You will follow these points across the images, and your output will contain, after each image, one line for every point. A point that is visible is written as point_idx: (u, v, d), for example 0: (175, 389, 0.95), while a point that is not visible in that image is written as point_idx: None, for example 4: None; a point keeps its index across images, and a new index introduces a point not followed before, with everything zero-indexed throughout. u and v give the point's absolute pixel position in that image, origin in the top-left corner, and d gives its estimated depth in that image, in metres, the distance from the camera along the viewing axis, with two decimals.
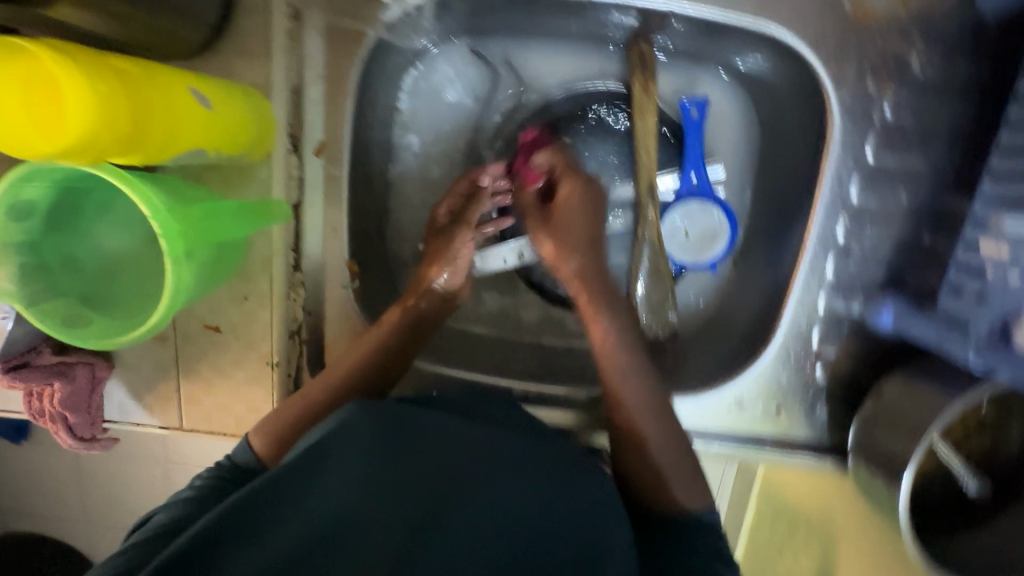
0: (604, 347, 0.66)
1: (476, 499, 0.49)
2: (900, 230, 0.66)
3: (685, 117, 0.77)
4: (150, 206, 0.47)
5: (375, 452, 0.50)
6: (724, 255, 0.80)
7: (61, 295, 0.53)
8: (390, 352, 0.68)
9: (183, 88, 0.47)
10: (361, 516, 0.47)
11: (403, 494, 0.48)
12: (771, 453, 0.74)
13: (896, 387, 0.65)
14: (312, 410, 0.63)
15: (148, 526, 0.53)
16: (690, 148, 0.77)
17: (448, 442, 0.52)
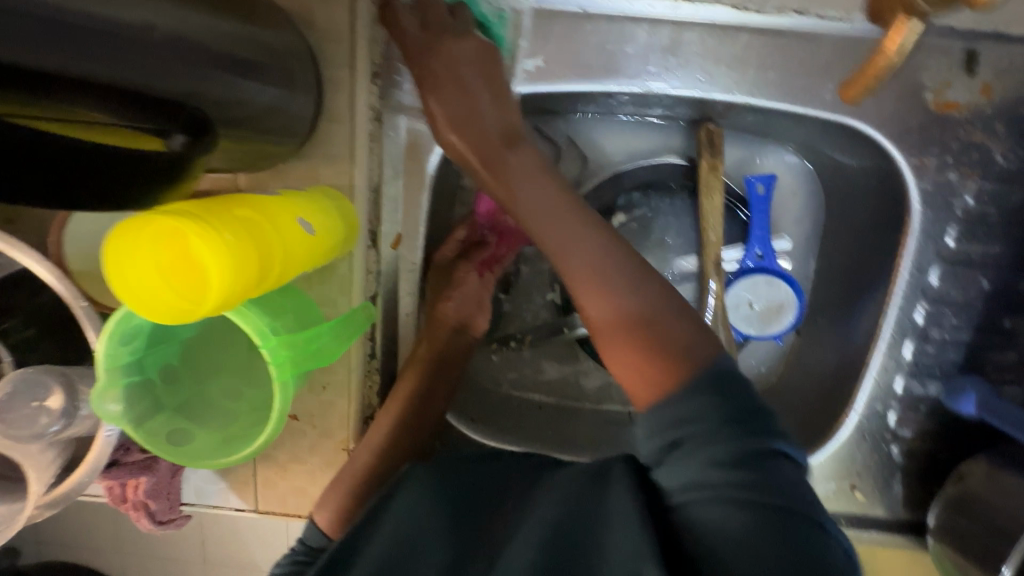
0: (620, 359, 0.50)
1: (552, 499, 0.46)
2: (980, 314, 0.65)
3: (751, 193, 0.76)
4: (260, 336, 0.48)
5: (443, 514, 0.48)
6: (789, 328, 0.79)
7: (161, 410, 0.54)
8: (430, 392, 0.71)
9: (291, 222, 0.49)
10: (426, 542, 0.47)
11: (472, 518, 0.48)
12: (845, 530, 0.74)
13: (980, 474, 0.65)
14: (360, 478, 0.66)
15: None
16: (755, 223, 0.76)
17: (508, 470, 0.53)
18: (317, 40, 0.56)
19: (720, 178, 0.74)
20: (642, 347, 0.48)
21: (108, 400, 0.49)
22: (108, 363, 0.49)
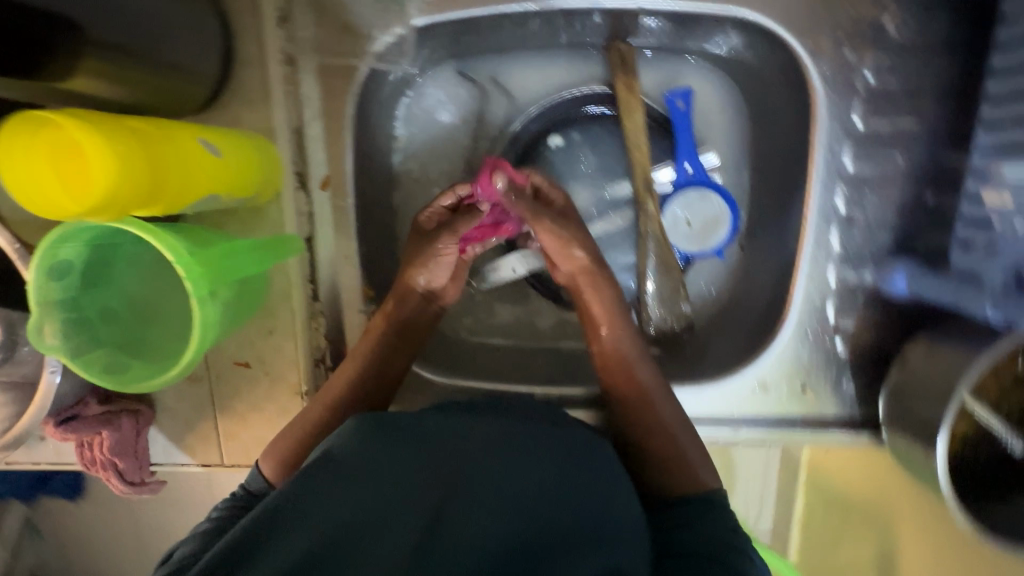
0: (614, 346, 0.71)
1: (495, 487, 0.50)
2: (899, 192, 0.66)
3: (672, 111, 0.78)
4: (172, 253, 0.50)
5: (376, 469, 0.50)
6: (728, 240, 0.81)
7: (100, 345, 0.57)
8: (387, 347, 0.72)
9: (193, 140, 0.51)
10: (374, 509, 0.48)
11: (421, 487, 0.49)
12: (803, 433, 0.73)
13: (921, 351, 0.64)
14: (310, 433, 0.67)
15: (171, 561, 0.55)
16: (680, 140, 0.78)
17: (458, 433, 0.53)
18: None
19: (638, 96, 0.76)
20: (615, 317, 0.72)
21: (45, 332, 0.53)
22: (39, 297, 0.52)
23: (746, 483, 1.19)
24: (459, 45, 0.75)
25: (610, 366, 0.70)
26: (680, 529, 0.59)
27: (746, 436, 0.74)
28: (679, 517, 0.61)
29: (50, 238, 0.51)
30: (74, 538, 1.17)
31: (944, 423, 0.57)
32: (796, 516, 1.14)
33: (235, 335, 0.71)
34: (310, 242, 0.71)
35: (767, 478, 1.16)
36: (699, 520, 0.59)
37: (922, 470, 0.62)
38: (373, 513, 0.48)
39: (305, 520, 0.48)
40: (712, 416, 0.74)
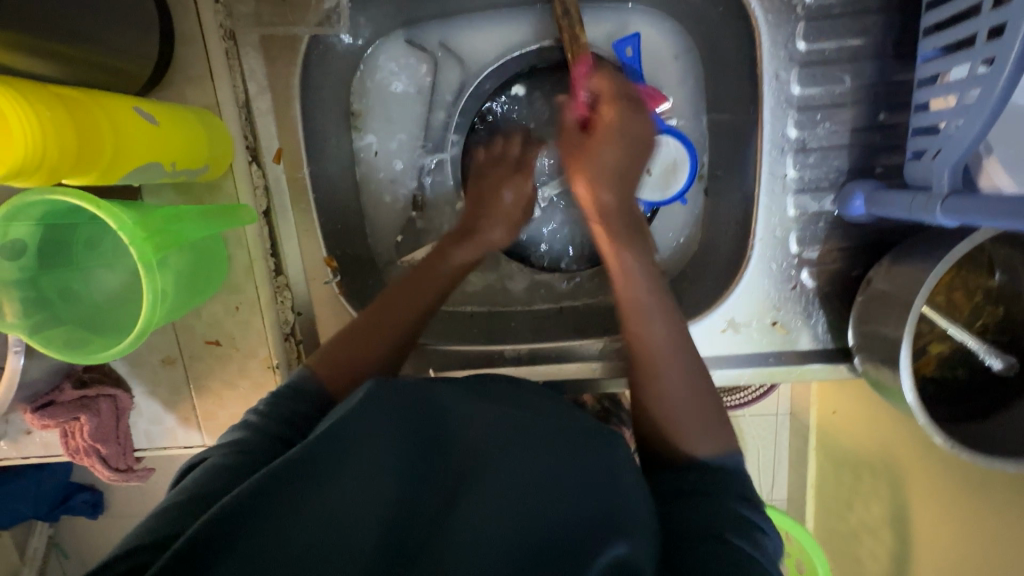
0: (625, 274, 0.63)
1: (521, 466, 0.44)
2: (853, 113, 0.65)
3: (621, 60, 0.78)
4: (115, 219, 0.50)
5: (396, 445, 0.44)
6: (689, 184, 0.80)
7: (60, 323, 0.58)
8: (417, 296, 0.68)
9: (126, 107, 0.52)
10: (391, 484, 0.42)
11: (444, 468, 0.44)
12: (778, 368, 0.72)
13: (883, 273, 0.65)
14: (364, 342, 0.63)
15: (177, 487, 0.46)
16: (630, 86, 0.78)
17: (472, 417, 0.48)
18: None
19: (585, 47, 0.76)
20: (638, 265, 0.64)
21: (6, 311, 0.55)
22: None
23: (761, 450, 1.28)
24: (404, 10, 0.75)
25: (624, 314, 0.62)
26: (675, 509, 0.48)
27: (721, 376, 0.73)
28: (688, 479, 0.50)
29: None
30: (77, 545, 1.18)
31: (904, 338, 0.58)
32: (810, 477, 1.20)
33: (203, 312, 0.71)
34: (268, 216, 0.72)
35: (777, 439, 1.27)
36: (703, 496, 0.48)
37: (895, 388, 0.61)
38: (395, 491, 0.42)
39: (319, 492, 0.41)
40: None
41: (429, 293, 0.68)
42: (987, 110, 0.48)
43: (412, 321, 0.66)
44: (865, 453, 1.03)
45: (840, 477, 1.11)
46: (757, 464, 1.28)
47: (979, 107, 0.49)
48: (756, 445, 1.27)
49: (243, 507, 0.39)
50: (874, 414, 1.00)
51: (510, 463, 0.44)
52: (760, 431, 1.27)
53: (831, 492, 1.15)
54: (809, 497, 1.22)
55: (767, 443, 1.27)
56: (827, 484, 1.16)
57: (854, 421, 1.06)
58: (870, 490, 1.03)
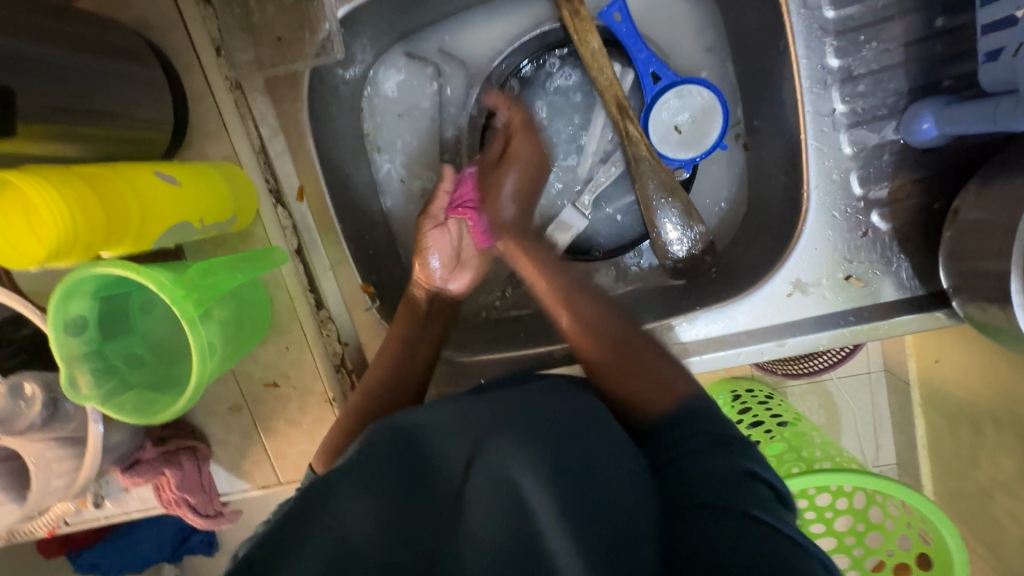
0: (566, 292, 0.68)
1: (502, 473, 0.42)
2: (903, 25, 0.57)
3: (612, 28, 0.73)
4: (156, 280, 0.52)
5: (395, 467, 0.44)
6: (726, 130, 0.74)
7: (129, 389, 0.61)
8: (400, 365, 0.68)
9: (148, 173, 0.54)
10: (402, 499, 0.43)
11: (428, 491, 0.43)
12: (862, 327, 0.64)
13: (972, 199, 0.56)
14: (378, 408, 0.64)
15: None
16: (632, 50, 0.73)
17: (452, 429, 0.46)
18: (158, 34, 0.63)
19: (587, 18, 0.71)
20: (601, 311, 0.66)
21: (80, 383, 0.58)
22: (65, 353, 0.57)
23: (859, 419, 1.17)
24: (398, 27, 0.75)
25: (563, 307, 0.67)
26: (674, 467, 0.48)
27: (796, 345, 0.66)
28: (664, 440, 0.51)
29: (56, 296, 0.55)
30: None
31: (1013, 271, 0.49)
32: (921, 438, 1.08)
33: (259, 357, 0.73)
34: (302, 254, 0.73)
35: (876, 402, 1.16)
36: (698, 443, 0.49)
37: (1009, 327, 0.52)
38: (391, 520, 0.42)
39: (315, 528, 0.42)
40: (753, 332, 0.67)
41: (416, 361, 0.69)
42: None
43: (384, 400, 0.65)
44: (983, 403, 0.91)
45: (953, 433, 1.00)
46: (855, 429, 1.17)
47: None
48: (852, 410, 1.17)
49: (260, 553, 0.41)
50: (993, 364, 0.88)
51: (484, 466, 0.42)
52: (855, 393, 1.17)
53: (945, 450, 1.03)
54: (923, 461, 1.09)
55: (867, 410, 1.17)
56: (942, 447, 1.04)
57: (965, 373, 0.94)
58: (994, 447, 0.90)
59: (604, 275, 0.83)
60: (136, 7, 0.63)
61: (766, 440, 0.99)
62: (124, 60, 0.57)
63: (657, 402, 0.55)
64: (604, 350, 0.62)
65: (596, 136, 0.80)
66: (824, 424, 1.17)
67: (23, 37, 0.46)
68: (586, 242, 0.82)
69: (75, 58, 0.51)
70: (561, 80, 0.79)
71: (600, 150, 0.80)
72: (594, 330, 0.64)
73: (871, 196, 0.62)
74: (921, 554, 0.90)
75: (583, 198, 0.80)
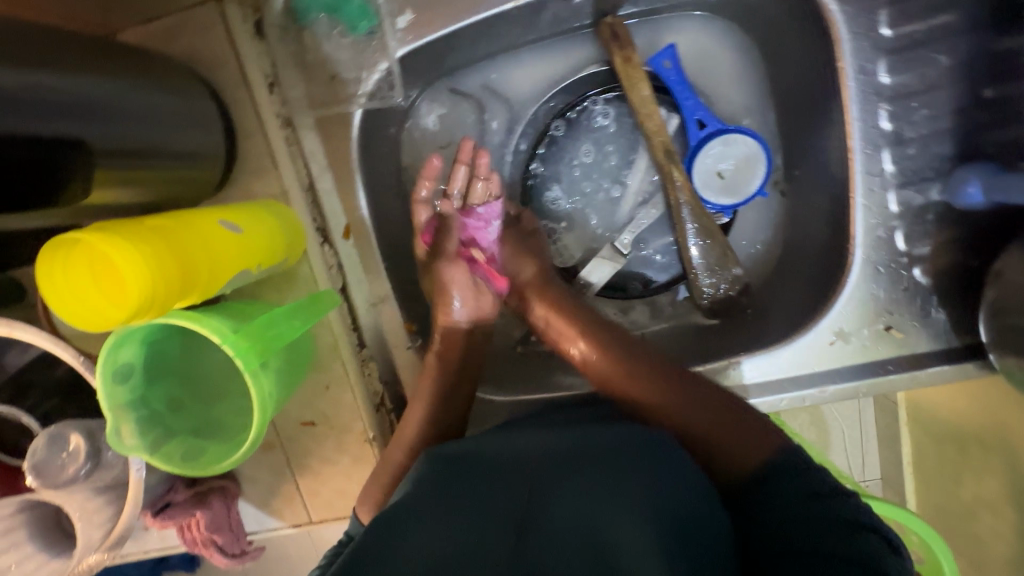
0: (616, 362, 0.67)
1: (570, 494, 0.47)
2: (953, 94, 0.59)
3: (661, 74, 0.74)
4: (220, 333, 0.50)
5: (457, 501, 0.48)
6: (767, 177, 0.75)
7: (176, 436, 0.59)
8: (442, 407, 0.68)
9: (213, 221, 0.52)
10: (466, 522, 0.45)
11: (497, 519, 0.46)
12: (899, 376, 0.67)
13: (1014, 262, 0.58)
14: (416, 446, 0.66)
15: None
16: (680, 96, 0.74)
17: (514, 461, 0.53)
18: (208, 69, 0.61)
19: (638, 66, 0.72)
20: (637, 351, 0.68)
21: (124, 433, 0.55)
22: (110, 403, 0.54)
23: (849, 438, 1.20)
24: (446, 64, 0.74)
25: (613, 380, 0.66)
26: (765, 510, 0.51)
27: (836, 392, 0.68)
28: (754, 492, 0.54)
29: (107, 345, 0.53)
30: None
31: None
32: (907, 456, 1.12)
33: (297, 396, 0.72)
34: (345, 292, 0.71)
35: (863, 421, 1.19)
36: (777, 486, 0.52)
37: None
38: (460, 541, 0.43)
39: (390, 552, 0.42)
40: (793, 378, 0.69)
41: (457, 401, 0.69)
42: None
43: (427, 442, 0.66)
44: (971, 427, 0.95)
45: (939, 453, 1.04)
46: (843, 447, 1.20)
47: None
48: (841, 427, 1.19)
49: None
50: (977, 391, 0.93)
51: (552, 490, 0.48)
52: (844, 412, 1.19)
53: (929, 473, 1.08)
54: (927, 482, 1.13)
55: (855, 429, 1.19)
56: None
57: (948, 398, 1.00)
58: (981, 469, 0.95)
59: (638, 312, 0.84)
60: (186, 40, 0.61)
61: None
62: (183, 99, 0.55)
63: (746, 461, 0.56)
64: (670, 416, 0.62)
65: (637, 178, 0.81)
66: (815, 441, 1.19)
67: (88, 79, 0.43)
68: (625, 281, 0.83)
69: (143, 104, 0.49)
70: (602, 118, 0.79)
71: (640, 192, 0.81)
72: (647, 392, 0.64)
73: (913, 253, 0.64)
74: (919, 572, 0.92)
75: (624, 235, 0.80)
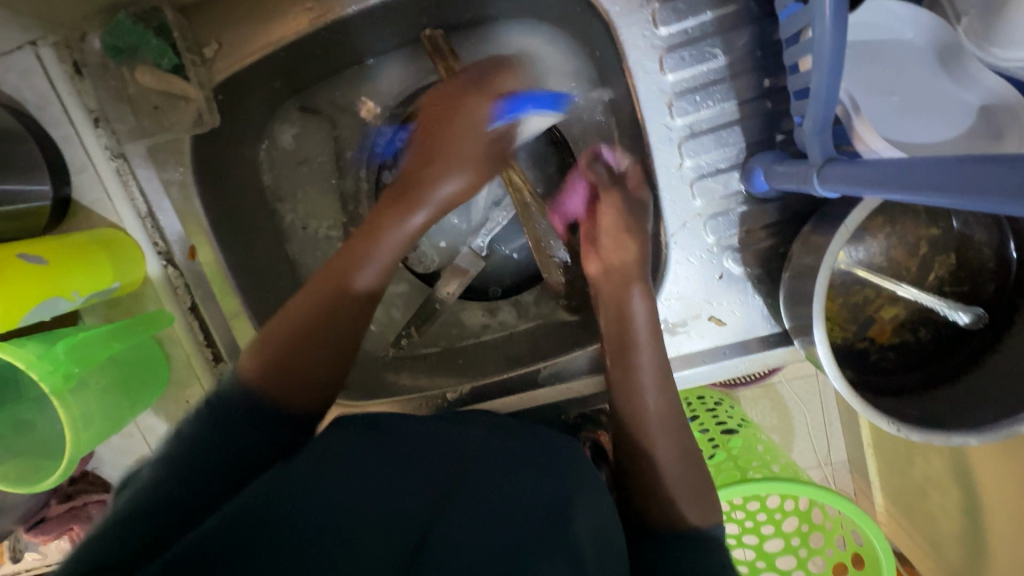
0: (626, 342, 0.63)
1: (491, 486, 0.48)
2: (736, 85, 0.60)
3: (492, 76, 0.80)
4: (21, 359, 0.54)
5: (371, 481, 0.47)
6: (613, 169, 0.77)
7: (16, 455, 0.63)
8: (341, 318, 0.60)
9: (11, 256, 0.55)
10: (380, 501, 0.46)
11: (409, 500, 0.46)
12: (730, 361, 0.69)
13: (800, 247, 0.60)
14: (297, 343, 0.58)
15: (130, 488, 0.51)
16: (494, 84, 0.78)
17: (455, 453, 0.52)
18: (32, 110, 0.65)
19: (463, 75, 0.73)
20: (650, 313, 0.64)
21: None
22: None
23: (812, 419, 1.14)
24: (286, 86, 0.76)
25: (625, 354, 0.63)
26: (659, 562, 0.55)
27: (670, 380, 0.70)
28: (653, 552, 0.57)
29: None
30: None
31: (821, 286, 0.55)
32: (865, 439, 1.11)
33: (159, 412, 0.75)
34: (195, 310, 0.74)
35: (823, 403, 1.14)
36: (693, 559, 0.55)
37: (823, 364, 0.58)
38: (380, 520, 0.44)
39: (314, 499, 0.45)
40: None
41: (351, 325, 0.61)
42: (829, 47, 0.43)
43: (309, 355, 0.58)
44: None
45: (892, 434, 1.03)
46: (807, 434, 1.15)
47: (819, 39, 0.43)
48: (803, 412, 1.15)
49: (228, 526, 0.41)
50: None
51: (476, 488, 0.48)
52: (803, 394, 1.14)
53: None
54: (870, 460, 1.12)
55: (813, 410, 1.14)
56: (886, 446, 1.07)
57: None
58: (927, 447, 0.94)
59: (507, 312, 0.87)
60: (8, 84, 0.64)
61: (710, 451, 0.98)
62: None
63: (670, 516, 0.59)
64: (642, 438, 0.61)
65: None
66: (775, 426, 1.15)
67: None
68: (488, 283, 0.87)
69: None
70: None
71: (492, 195, 0.84)
72: (659, 412, 0.62)
73: (723, 240, 0.65)
74: (855, 554, 0.91)
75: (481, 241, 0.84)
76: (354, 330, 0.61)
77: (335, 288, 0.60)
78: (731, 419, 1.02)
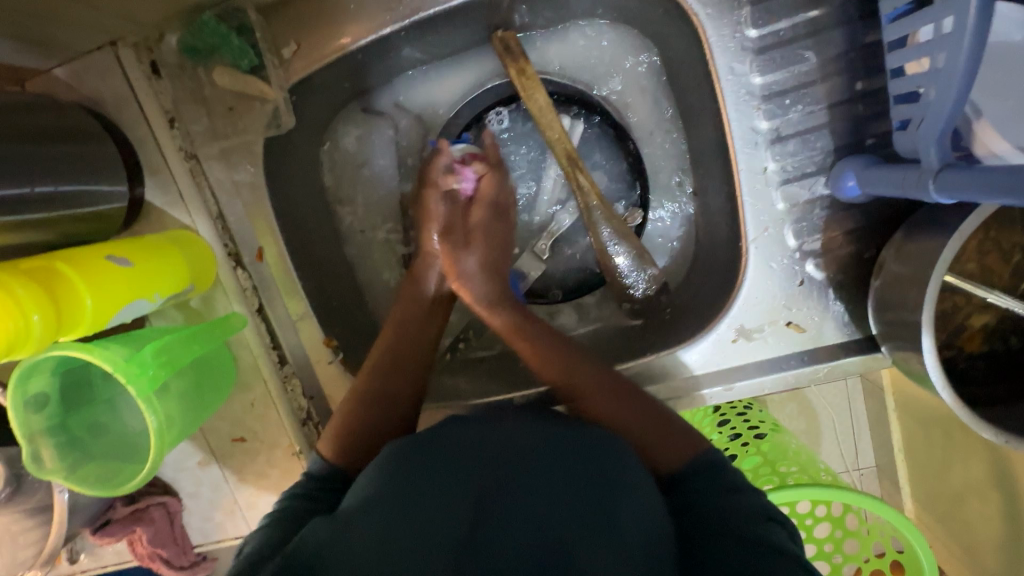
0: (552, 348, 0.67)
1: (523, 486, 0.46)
2: (826, 88, 0.59)
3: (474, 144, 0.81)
4: (111, 362, 0.53)
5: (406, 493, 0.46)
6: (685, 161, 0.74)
7: (93, 460, 0.63)
8: (414, 342, 0.68)
9: (100, 258, 0.55)
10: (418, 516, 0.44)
11: (451, 511, 0.45)
12: (805, 369, 0.67)
13: (894, 254, 0.59)
14: (375, 392, 0.63)
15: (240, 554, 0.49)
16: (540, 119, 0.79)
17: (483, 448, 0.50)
18: (109, 111, 0.65)
19: (536, 76, 0.73)
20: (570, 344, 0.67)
21: (44, 458, 0.60)
22: (26, 431, 0.58)
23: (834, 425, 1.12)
24: (354, 87, 0.75)
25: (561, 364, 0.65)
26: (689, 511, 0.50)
27: (745, 387, 0.68)
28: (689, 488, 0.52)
29: (15, 376, 0.56)
30: None
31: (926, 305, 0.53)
32: None
33: (224, 414, 0.74)
34: (263, 312, 0.73)
35: (851, 408, 1.11)
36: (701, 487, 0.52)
37: (918, 372, 0.57)
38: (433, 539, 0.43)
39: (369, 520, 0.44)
40: (702, 378, 0.68)
41: (417, 359, 0.67)
42: (965, 46, 0.42)
43: (395, 390, 0.64)
44: None
45: None
46: (835, 439, 1.12)
47: (958, 34, 0.42)
48: (831, 418, 1.12)
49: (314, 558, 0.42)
50: None
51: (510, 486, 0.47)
52: (831, 399, 1.12)
53: (912, 464, 1.01)
54: None
55: (841, 416, 1.11)
56: None
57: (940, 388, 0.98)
58: None
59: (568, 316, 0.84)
60: (89, 84, 0.64)
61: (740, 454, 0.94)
62: (85, 142, 0.59)
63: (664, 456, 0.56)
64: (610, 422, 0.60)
65: (552, 184, 0.83)
66: (803, 433, 1.12)
67: None
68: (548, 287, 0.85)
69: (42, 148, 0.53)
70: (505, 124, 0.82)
71: (555, 197, 0.83)
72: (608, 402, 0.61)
73: (803, 244, 0.64)
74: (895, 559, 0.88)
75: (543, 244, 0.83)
76: (422, 363, 0.67)
77: (387, 340, 0.68)
78: (762, 422, 0.97)
